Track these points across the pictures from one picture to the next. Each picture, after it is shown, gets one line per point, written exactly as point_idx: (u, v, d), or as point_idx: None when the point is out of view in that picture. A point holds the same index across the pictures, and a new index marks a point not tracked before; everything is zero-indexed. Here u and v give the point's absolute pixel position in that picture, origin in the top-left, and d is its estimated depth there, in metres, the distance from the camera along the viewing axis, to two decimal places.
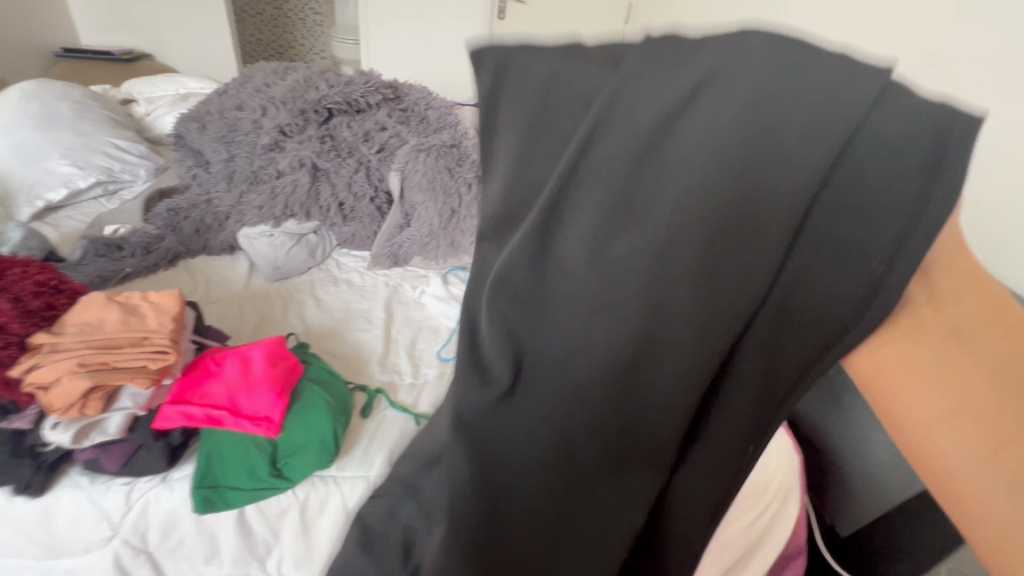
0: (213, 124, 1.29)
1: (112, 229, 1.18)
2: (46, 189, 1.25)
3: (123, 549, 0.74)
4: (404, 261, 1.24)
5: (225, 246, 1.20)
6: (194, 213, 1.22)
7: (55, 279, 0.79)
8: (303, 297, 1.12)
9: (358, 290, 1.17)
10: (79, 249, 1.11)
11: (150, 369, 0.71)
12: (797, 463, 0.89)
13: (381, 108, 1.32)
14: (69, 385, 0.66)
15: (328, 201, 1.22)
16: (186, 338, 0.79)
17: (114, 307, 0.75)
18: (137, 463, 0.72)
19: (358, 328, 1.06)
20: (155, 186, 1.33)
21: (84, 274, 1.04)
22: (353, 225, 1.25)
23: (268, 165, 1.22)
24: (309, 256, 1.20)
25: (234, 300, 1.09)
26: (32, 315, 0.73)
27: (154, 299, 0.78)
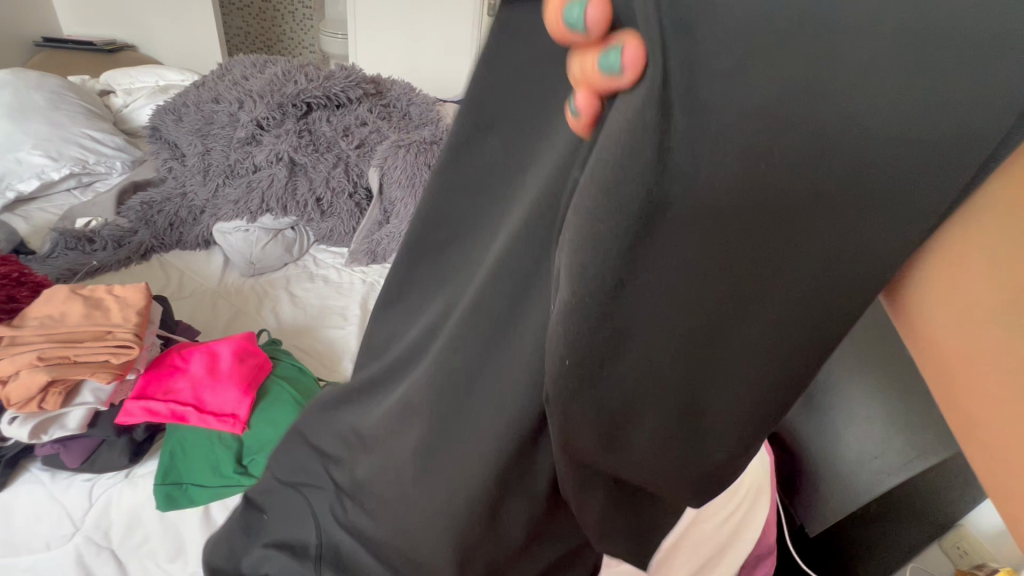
0: (189, 117, 1.28)
1: (84, 222, 1.16)
2: (17, 179, 1.23)
3: (85, 547, 0.73)
4: (382, 259, 1.23)
5: (200, 240, 1.19)
6: (169, 207, 1.20)
7: (17, 271, 0.78)
8: (278, 293, 1.11)
9: (334, 287, 1.16)
10: (49, 241, 1.09)
11: (112, 363, 0.70)
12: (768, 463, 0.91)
13: (361, 103, 1.31)
14: (27, 378, 0.65)
15: (305, 197, 1.21)
16: (152, 333, 0.78)
17: (78, 300, 0.74)
18: (98, 459, 0.71)
19: (332, 325, 1.06)
20: (131, 179, 1.31)
21: (53, 266, 1.03)
22: (331, 221, 1.24)
23: (244, 159, 1.21)
24: (286, 252, 1.19)
25: (207, 296, 1.08)
26: None
27: (119, 293, 0.77)
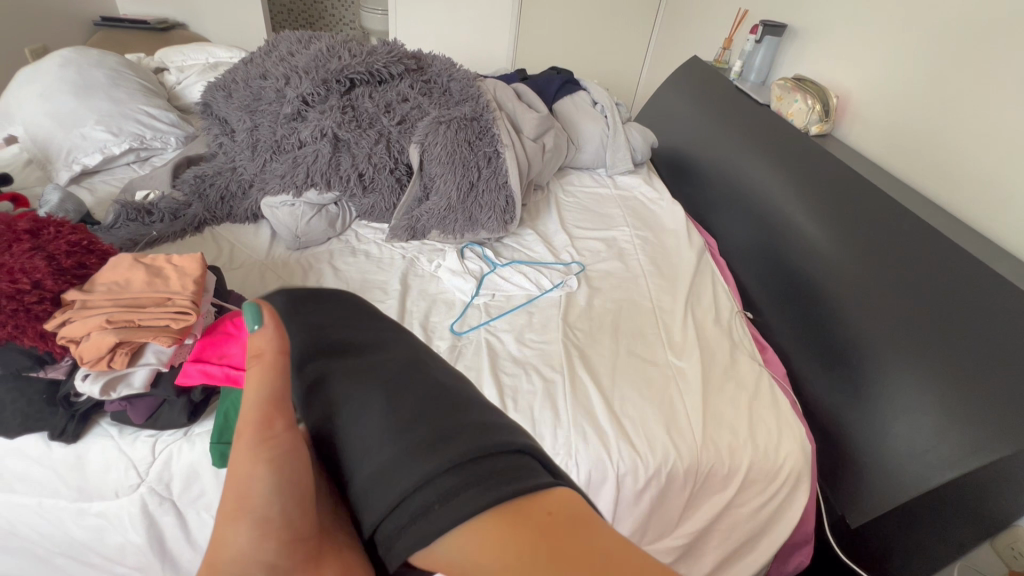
0: (239, 93, 1.29)
1: (143, 194, 1.21)
2: (82, 153, 1.29)
3: (149, 497, 0.79)
4: (421, 235, 1.26)
5: (249, 214, 1.23)
6: (220, 180, 1.23)
7: (87, 239, 0.80)
8: (322, 266, 1.15)
9: (375, 262, 1.20)
10: (112, 212, 1.14)
11: (172, 328, 0.74)
12: (808, 450, 0.90)
13: (403, 79, 1.33)
14: (96, 339, 0.69)
15: (348, 172, 1.23)
16: (207, 301, 0.82)
17: (140, 268, 0.78)
18: (160, 417, 0.76)
19: (373, 299, 1.09)
20: (184, 154, 1.35)
21: (116, 236, 1.09)
22: (373, 197, 1.26)
23: (291, 135, 1.22)
24: (329, 226, 1.22)
25: (257, 267, 1.12)
26: (65, 273, 0.74)
27: (177, 262, 0.81)
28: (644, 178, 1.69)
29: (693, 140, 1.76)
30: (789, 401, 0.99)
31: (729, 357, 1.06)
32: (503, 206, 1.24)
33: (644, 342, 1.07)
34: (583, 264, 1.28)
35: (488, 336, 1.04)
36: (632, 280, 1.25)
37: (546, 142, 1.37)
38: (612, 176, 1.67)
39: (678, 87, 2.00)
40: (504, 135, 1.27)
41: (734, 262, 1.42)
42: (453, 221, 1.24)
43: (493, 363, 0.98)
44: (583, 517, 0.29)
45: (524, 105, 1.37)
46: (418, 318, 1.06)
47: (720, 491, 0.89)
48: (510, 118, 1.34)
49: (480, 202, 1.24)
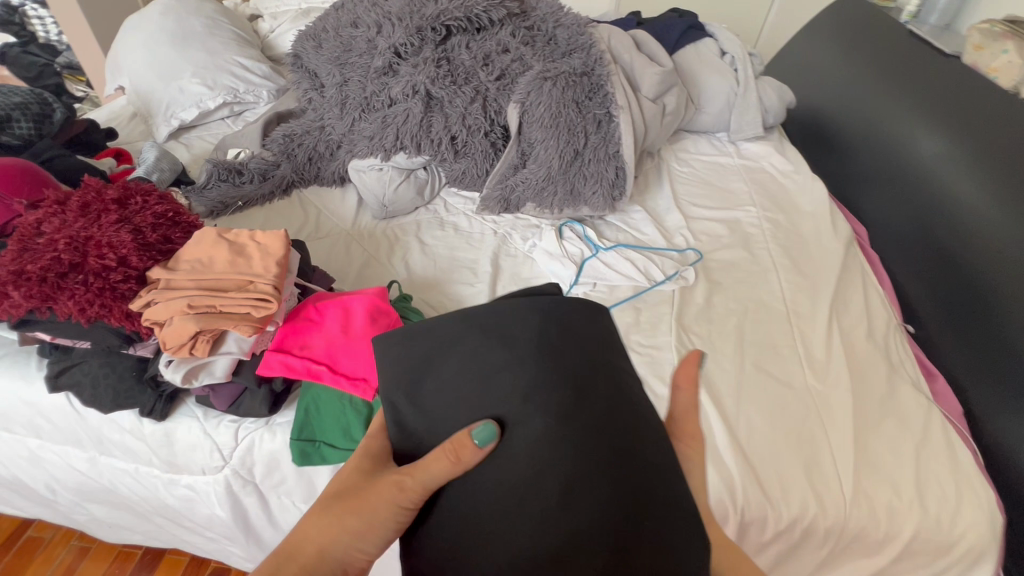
0: (329, 43, 1.19)
1: (234, 153, 1.16)
2: (180, 108, 1.27)
3: (233, 479, 0.78)
4: (515, 208, 1.13)
5: (336, 177, 1.15)
6: (309, 140, 1.16)
7: (173, 210, 0.75)
8: (409, 241, 1.07)
9: (464, 237, 1.10)
10: (204, 172, 1.11)
11: (253, 317, 0.67)
12: (998, 525, 0.71)
13: (504, 25, 1.16)
14: (179, 325, 0.64)
15: (440, 134, 1.11)
16: (290, 283, 0.75)
17: (223, 247, 0.72)
18: (243, 405, 0.71)
19: (461, 281, 0.99)
20: (275, 109, 1.29)
21: (208, 199, 1.06)
22: (464, 162, 1.14)
23: (381, 91, 1.11)
24: (417, 195, 1.13)
25: (343, 238, 1.05)
26: (150, 248, 0.70)
27: (261, 239, 0.74)
28: (775, 145, 1.42)
29: (840, 99, 1.44)
30: (971, 454, 0.78)
31: (887, 385, 0.85)
32: (613, 179, 1.07)
33: (775, 356, 0.89)
34: (701, 252, 1.09)
35: None
36: (759, 275, 1.04)
37: (667, 103, 1.15)
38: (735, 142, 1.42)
39: (825, 30, 1.64)
40: (619, 94, 1.07)
41: (888, 257, 1.16)
42: (552, 194, 1.10)
43: None
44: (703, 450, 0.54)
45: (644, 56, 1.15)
46: None
47: (865, 554, 0.73)
48: (626, 73, 1.13)
49: (585, 172, 1.07)
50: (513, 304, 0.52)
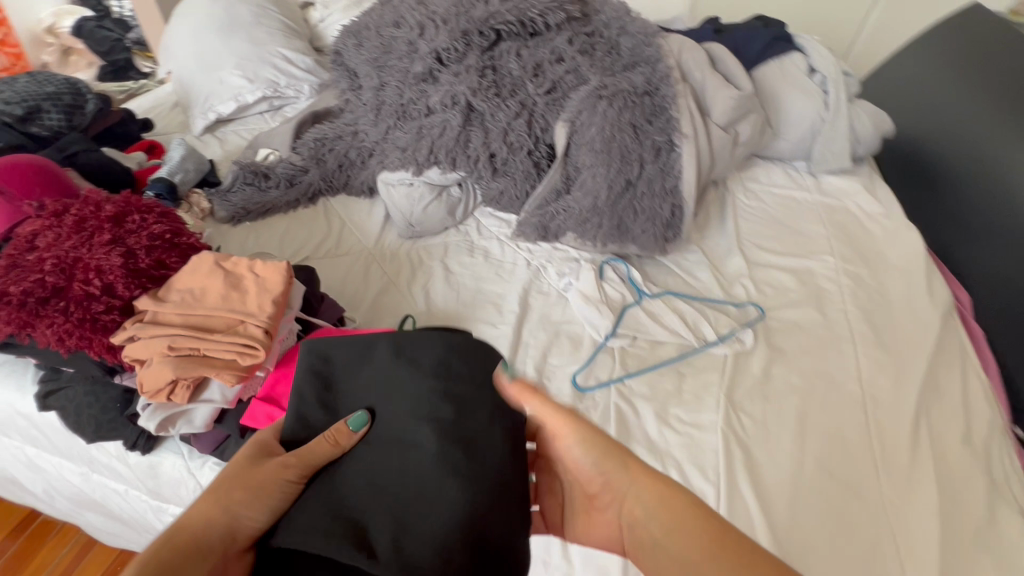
0: (370, 42, 1.10)
1: (264, 154, 1.11)
2: (218, 100, 1.23)
3: None
4: (553, 237, 1.02)
5: (365, 188, 1.08)
6: (340, 145, 1.08)
7: (173, 230, 0.69)
8: (432, 266, 0.98)
9: (494, 266, 0.99)
10: (231, 174, 1.06)
11: (239, 364, 0.60)
12: None
13: (561, 31, 1.04)
14: (156, 368, 0.58)
15: (478, 151, 1.00)
16: (289, 321, 0.67)
17: (218, 277, 0.65)
18: (224, 452, 0.64)
19: (484, 320, 0.90)
20: (313, 106, 1.22)
21: (231, 203, 1.00)
22: (502, 182, 1.04)
23: (418, 99, 1.02)
24: (448, 214, 1.03)
25: (363, 257, 0.98)
26: (139, 274, 0.64)
27: (261, 271, 0.67)
28: (864, 181, 1.23)
29: (951, 129, 1.22)
30: None
31: (984, 513, 0.70)
32: (667, 217, 0.94)
33: (843, 454, 0.74)
34: (764, 309, 0.94)
35: (618, 401, 0.80)
36: (830, 343, 0.89)
37: (740, 132, 1.00)
38: (815, 174, 1.24)
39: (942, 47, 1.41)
40: (685, 120, 0.93)
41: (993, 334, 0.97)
42: (596, 227, 0.98)
43: (623, 445, 0.75)
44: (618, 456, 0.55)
45: (720, 77, 0.99)
46: (533, 360, 0.85)
47: None
48: (695, 96, 0.98)
49: (636, 206, 0.94)
50: (433, 336, 0.59)
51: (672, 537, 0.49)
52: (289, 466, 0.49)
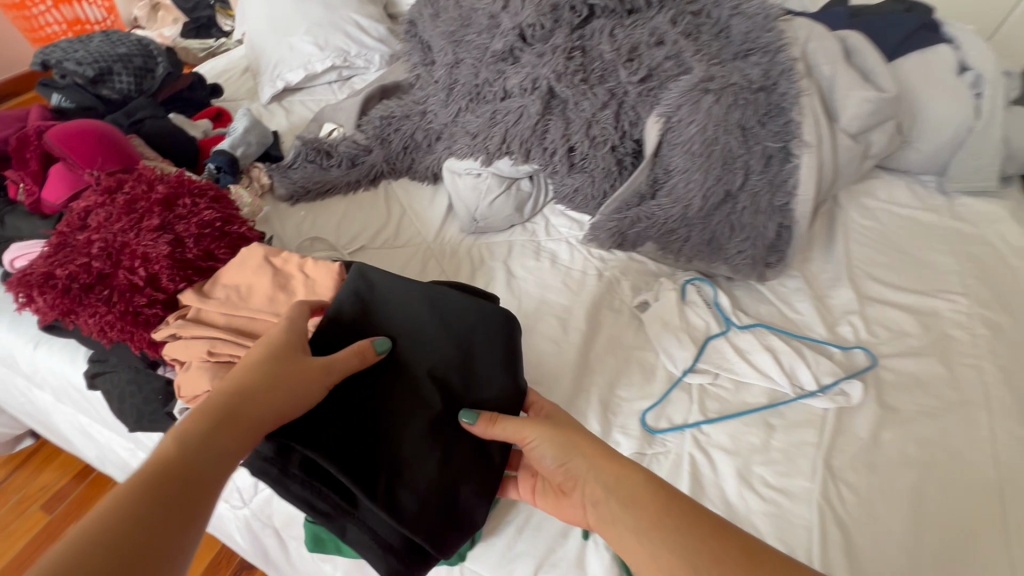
0: (448, 12, 1.00)
1: (328, 129, 1.05)
2: (287, 68, 1.18)
3: (252, 521, 0.70)
4: (630, 245, 0.91)
5: (429, 174, 1.00)
6: (406, 126, 1.01)
7: (224, 217, 0.64)
8: (494, 267, 0.89)
9: (561, 273, 0.90)
10: (293, 150, 1.01)
11: None
12: None
13: (664, 9, 0.90)
14: (194, 374, 0.53)
15: (556, 143, 0.90)
16: None
17: (266, 275, 0.59)
18: None
19: (546, 336, 0.81)
20: (382, 79, 1.15)
21: (290, 181, 0.96)
22: (579, 179, 0.93)
23: (495, 81, 0.92)
24: (515, 211, 0.94)
25: (420, 251, 0.91)
26: (186, 266, 0.59)
27: (311, 272, 0.60)
28: (1011, 207, 1.03)
29: None
30: None
31: None
32: (770, 238, 0.80)
33: (968, 555, 0.61)
34: (876, 356, 0.80)
35: (692, 450, 0.70)
36: (958, 409, 0.74)
37: (872, 142, 0.83)
38: (949, 193, 1.05)
39: None
40: (807, 125, 0.78)
41: None
42: (683, 240, 0.86)
43: (694, 502, 0.65)
44: (570, 442, 0.54)
45: (856, 73, 0.82)
46: (598, 389, 0.75)
47: None
48: (821, 95, 0.83)
49: (732, 221, 0.82)
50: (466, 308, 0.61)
51: (629, 510, 0.48)
52: (327, 375, 0.51)
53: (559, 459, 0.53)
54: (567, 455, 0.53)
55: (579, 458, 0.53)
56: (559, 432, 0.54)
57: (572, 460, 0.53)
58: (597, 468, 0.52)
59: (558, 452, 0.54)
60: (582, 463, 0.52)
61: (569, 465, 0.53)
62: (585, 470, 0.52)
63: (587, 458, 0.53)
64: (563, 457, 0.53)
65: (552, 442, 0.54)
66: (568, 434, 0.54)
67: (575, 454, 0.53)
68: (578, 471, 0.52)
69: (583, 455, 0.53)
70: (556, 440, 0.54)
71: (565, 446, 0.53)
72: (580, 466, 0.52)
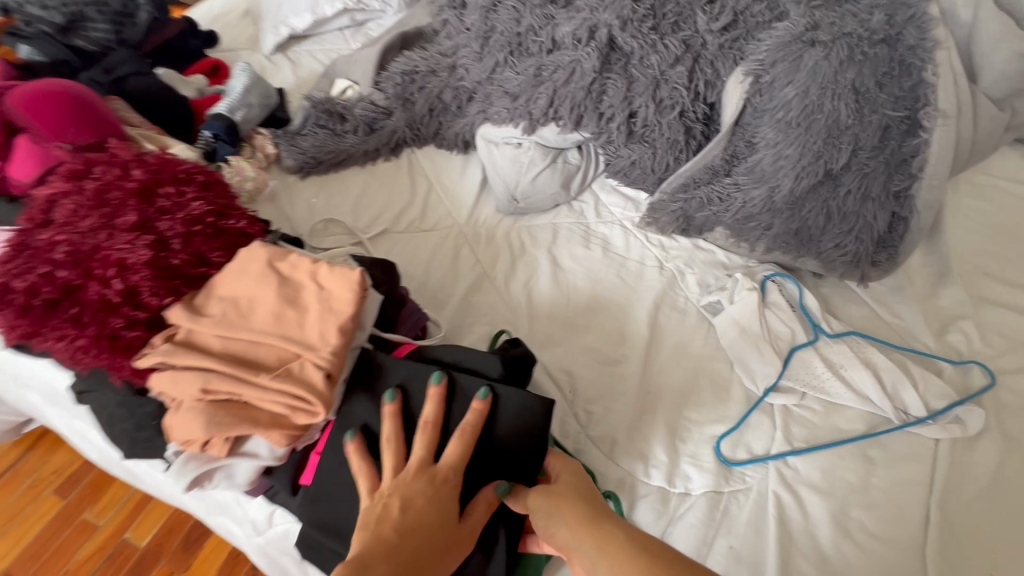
0: None
1: (341, 87, 0.90)
2: (292, 12, 1.01)
3: (266, 552, 0.62)
4: (698, 231, 0.77)
5: (459, 141, 0.86)
6: (433, 83, 0.86)
7: (218, 210, 0.51)
8: (537, 256, 0.76)
9: (615, 264, 0.77)
10: (300, 112, 0.86)
11: (291, 420, 0.44)
12: None
13: None
14: (186, 417, 0.43)
15: (614, 106, 0.76)
16: (358, 351, 0.50)
17: (271, 287, 0.48)
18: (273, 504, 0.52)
19: (600, 342, 0.69)
20: (402, 24, 0.98)
21: (298, 149, 0.82)
22: (638, 150, 0.78)
23: (542, 29, 0.78)
24: (562, 187, 0.80)
25: (451, 235, 0.78)
26: (172, 275, 0.47)
27: (326, 281, 0.48)
28: None
29: None
30: None
31: None
32: (879, 231, 0.67)
33: None
34: (994, 373, 0.68)
35: (777, 490, 0.59)
36: None
37: (1016, 110, 0.67)
38: None
39: None
40: (942, 88, 0.62)
41: None
42: (764, 229, 0.72)
43: (783, 555, 0.55)
44: (562, 508, 0.47)
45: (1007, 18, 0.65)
46: (664, 411, 0.64)
47: None
48: (958, 48, 0.66)
49: (832, 206, 0.67)
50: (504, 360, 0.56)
51: None
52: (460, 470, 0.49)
53: (555, 533, 0.46)
54: (558, 522, 0.46)
55: (570, 528, 0.45)
56: (551, 501, 0.47)
57: (564, 531, 0.46)
58: (588, 533, 0.45)
59: (555, 524, 0.46)
60: (573, 531, 0.45)
61: (560, 536, 0.46)
62: (579, 540, 0.45)
63: (576, 528, 0.45)
64: (554, 523, 0.46)
65: (550, 513, 0.47)
66: (553, 501, 0.47)
67: (565, 522, 0.46)
68: (572, 542, 0.45)
69: (572, 525, 0.46)
70: (550, 511, 0.47)
71: (558, 516, 0.46)
72: (570, 534, 0.45)
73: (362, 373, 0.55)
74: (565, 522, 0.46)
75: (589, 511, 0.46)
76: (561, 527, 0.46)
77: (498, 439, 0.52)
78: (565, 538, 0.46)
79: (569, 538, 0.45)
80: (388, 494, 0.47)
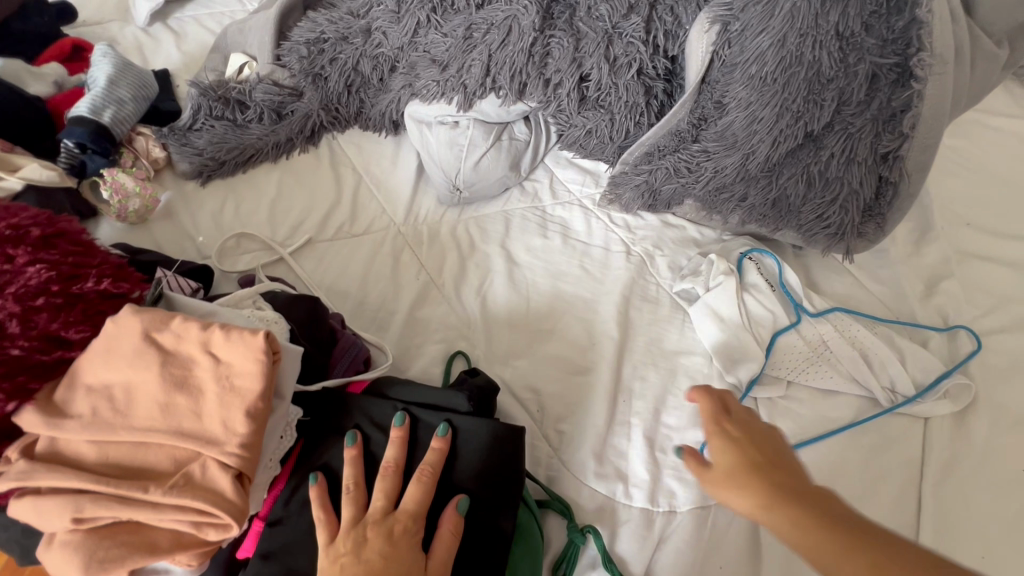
0: None
1: (237, 65, 0.75)
2: None
3: None
4: (665, 206, 0.68)
5: (387, 121, 0.73)
6: (345, 52, 0.71)
7: (70, 272, 0.40)
8: (490, 253, 0.67)
9: (578, 253, 0.68)
10: (189, 101, 0.71)
11: (200, 536, 0.36)
12: None
13: None
14: (62, 553, 0.34)
15: (562, 68, 0.65)
16: (279, 424, 0.41)
17: (150, 368, 0.37)
18: None
19: (568, 348, 0.62)
20: None
21: (193, 151, 0.68)
22: (594, 118, 0.68)
23: None
24: (511, 169, 0.70)
25: (388, 238, 0.68)
26: (17, 369, 0.37)
27: (223, 350, 0.38)
28: None
29: None
30: None
31: None
32: (864, 197, 0.60)
33: None
34: (980, 337, 0.64)
35: None
36: None
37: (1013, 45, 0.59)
38: None
39: None
40: (941, 27, 0.53)
41: None
42: (739, 200, 0.64)
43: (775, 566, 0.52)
44: (740, 466, 0.37)
45: None
46: (643, 421, 0.58)
47: None
48: None
49: (812, 172, 0.60)
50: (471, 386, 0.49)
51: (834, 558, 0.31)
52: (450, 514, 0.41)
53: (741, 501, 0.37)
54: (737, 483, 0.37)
55: (758, 490, 0.36)
56: (733, 461, 0.38)
57: (750, 493, 0.36)
58: (784, 497, 0.35)
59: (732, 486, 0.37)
60: (761, 496, 0.36)
61: (748, 500, 0.36)
62: (771, 505, 0.35)
63: (760, 490, 0.36)
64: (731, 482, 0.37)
65: (732, 476, 0.37)
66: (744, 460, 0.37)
67: (747, 487, 0.36)
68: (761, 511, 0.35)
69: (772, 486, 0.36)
70: (731, 475, 0.37)
71: (741, 475, 0.37)
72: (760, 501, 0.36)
73: (320, 420, 0.47)
74: (762, 480, 0.36)
75: (763, 475, 0.36)
76: (749, 492, 0.36)
77: (465, 475, 0.44)
78: (758, 504, 0.36)
79: (761, 506, 0.36)
80: (344, 552, 0.39)
